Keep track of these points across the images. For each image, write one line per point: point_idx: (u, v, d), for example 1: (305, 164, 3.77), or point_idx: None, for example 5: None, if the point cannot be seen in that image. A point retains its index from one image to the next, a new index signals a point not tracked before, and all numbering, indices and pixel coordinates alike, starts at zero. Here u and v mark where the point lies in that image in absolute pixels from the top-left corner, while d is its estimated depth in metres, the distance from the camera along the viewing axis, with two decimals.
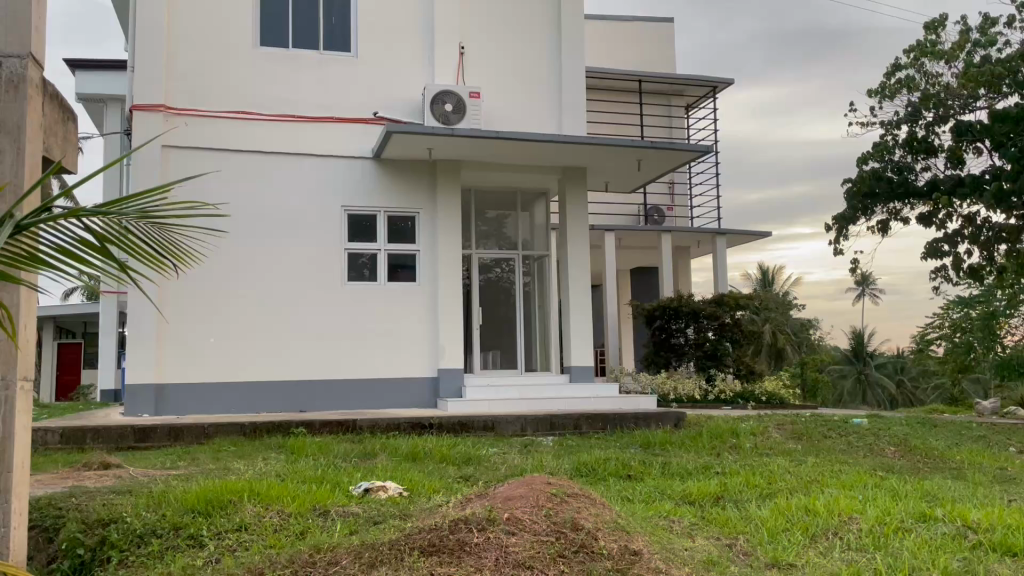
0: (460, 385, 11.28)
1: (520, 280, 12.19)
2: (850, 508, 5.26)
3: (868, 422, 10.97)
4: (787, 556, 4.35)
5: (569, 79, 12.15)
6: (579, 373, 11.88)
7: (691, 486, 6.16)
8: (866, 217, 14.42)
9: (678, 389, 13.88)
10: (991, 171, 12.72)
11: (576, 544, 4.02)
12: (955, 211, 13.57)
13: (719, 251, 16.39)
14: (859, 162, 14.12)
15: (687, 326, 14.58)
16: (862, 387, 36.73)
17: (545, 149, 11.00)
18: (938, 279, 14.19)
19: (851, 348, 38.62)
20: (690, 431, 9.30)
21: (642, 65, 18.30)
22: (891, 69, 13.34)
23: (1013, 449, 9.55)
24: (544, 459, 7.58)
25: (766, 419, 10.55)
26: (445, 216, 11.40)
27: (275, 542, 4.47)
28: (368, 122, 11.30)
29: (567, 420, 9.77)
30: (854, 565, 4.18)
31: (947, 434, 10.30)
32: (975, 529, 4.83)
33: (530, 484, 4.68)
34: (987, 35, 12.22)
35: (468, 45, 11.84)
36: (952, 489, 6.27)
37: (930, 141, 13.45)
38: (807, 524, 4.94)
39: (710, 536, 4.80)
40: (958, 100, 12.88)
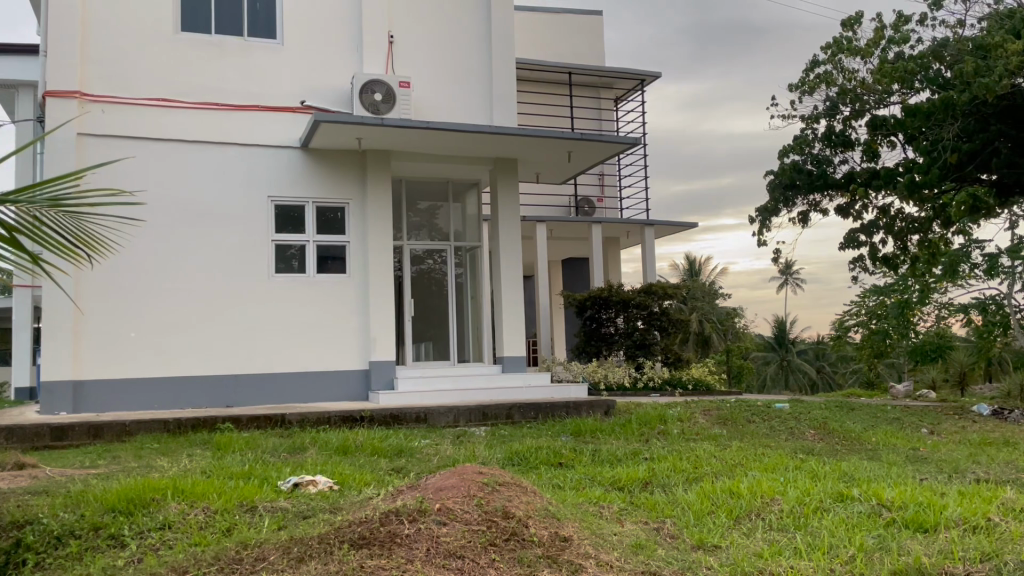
0: (392, 376, 11.19)
1: (452, 271, 12.18)
2: (772, 490, 5.44)
3: (790, 405, 11.32)
4: (712, 538, 4.47)
5: (500, 69, 12.16)
6: (512, 364, 11.90)
7: (621, 472, 6.26)
8: (787, 209, 14.78)
9: (609, 377, 14.17)
10: (904, 164, 13.26)
11: (507, 531, 4.06)
12: (871, 203, 14.08)
13: (648, 242, 16.67)
14: (780, 155, 14.48)
15: (617, 316, 14.75)
16: (785, 373, 38.01)
17: (476, 139, 10.95)
18: (856, 269, 14.70)
19: (773, 336, 39.77)
20: (620, 419, 9.44)
21: (571, 56, 18.43)
22: (810, 65, 13.69)
23: (925, 430, 9.98)
24: (476, 450, 7.60)
25: (693, 405, 10.80)
26: (376, 207, 11.28)
27: (200, 540, 4.37)
28: (295, 111, 11.11)
29: (500, 410, 9.81)
30: (775, 544, 4.33)
31: (863, 416, 10.72)
32: (889, 506, 5.03)
33: (461, 474, 4.69)
34: (900, 33, 12.68)
35: (398, 35, 11.72)
36: (869, 470, 6.52)
37: (847, 135, 13.93)
38: (731, 507, 5.08)
39: (639, 521, 4.89)
40: (873, 96, 13.34)
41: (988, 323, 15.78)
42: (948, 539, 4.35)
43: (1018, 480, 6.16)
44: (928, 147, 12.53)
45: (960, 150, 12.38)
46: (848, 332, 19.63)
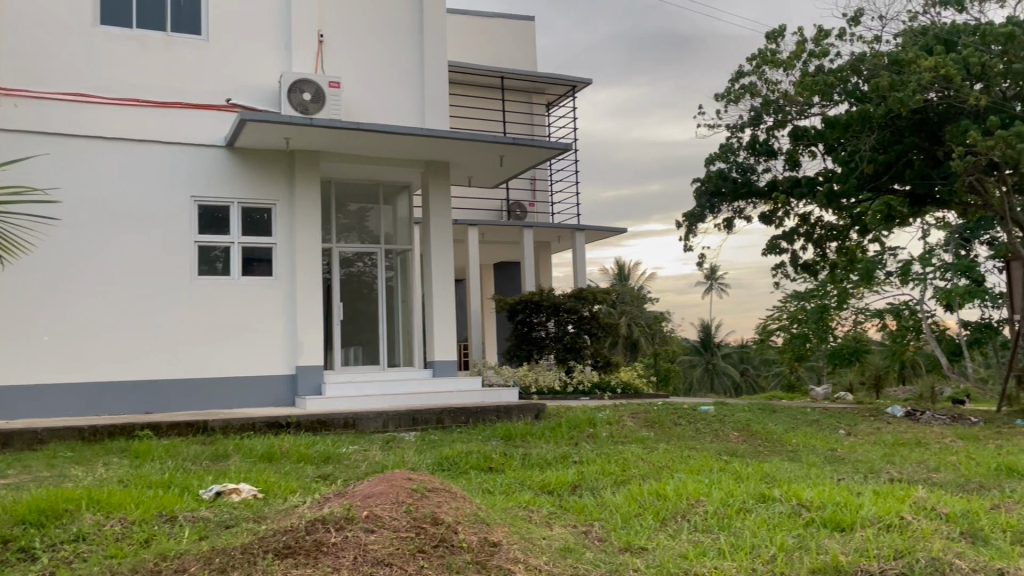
0: (319, 381, 11.00)
1: (383, 275, 12.06)
2: (697, 491, 5.55)
3: (714, 408, 11.55)
4: (638, 541, 4.53)
5: (431, 71, 12.10)
6: (442, 368, 11.85)
7: (551, 476, 6.29)
8: (712, 215, 15.11)
9: (539, 381, 14.20)
10: (824, 174, 13.74)
11: (436, 538, 4.02)
12: (792, 210, 14.52)
13: (578, 246, 16.84)
14: (706, 163, 14.80)
15: (548, 319, 14.83)
16: (710, 375, 38.99)
17: (407, 141, 10.86)
18: (778, 275, 15.13)
19: (699, 339, 40.62)
20: (550, 422, 9.49)
21: (504, 60, 18.49)
22: (735, 75, 14.03)
23: (842, 431, 10.35)
24: (406, 455, 7.52)
25: (622, 409, 10.91)
26: (304, 208, 11.08)
27: (116, 552, 4.20)
28: (220, 109, 10.83)
29: (430, 415, 9.74)
30: (700, 545, 4.42)
31: (784, 418, 11.02)
32: (808, 506, 5.18)
33: (391, 481, 4.63)
34: (820, 46, 13.11)
35: (328, 34, 11.55)
36: (790, 471, 6.71)
37: (770, 144, 14.33)
38: (658, 509, 5.16)
39: (568, 524, 4.92)
40: (794, 107, 13.76)
41: (901, 327, 16.48)
42: (863, 538, 4.50)
43: (929, 479, 6.42)
44: (846, 157, 13.08)
45: (876, 161, 12.91)
46: (770, 336, 20.17)
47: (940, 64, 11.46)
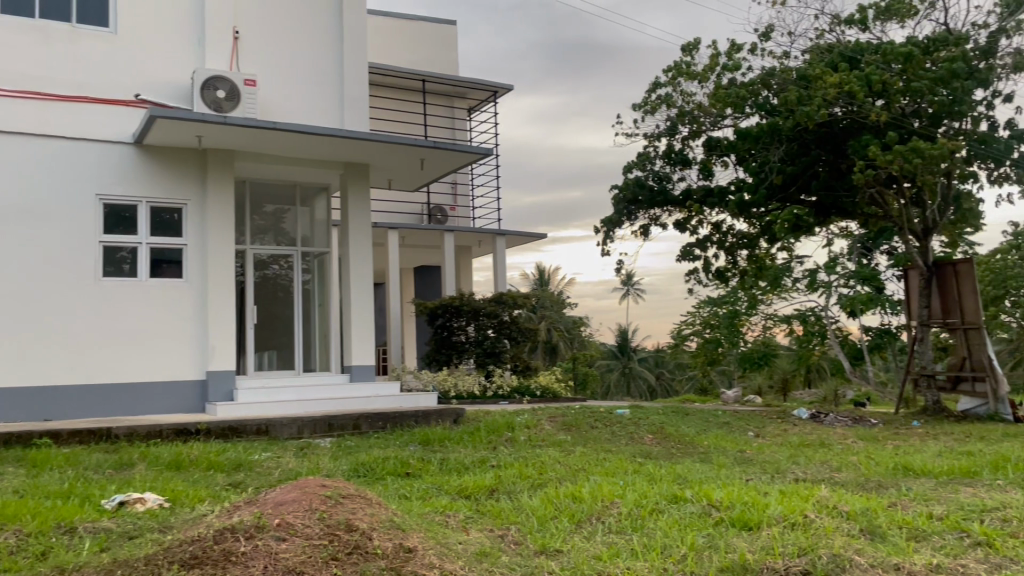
0: (231, 387, 10.69)
1: (299, 278, 11.83)
2: (612, 494, 5.62)
3: (630, 411, 11.75)
4: (554, 543, 4.56)
5: (351, 72, 11.94)
6: (360, 373, 11.71)
7: (468, 481, 6.27)
8: (629, 222, 15.38)
9: (458, 386, 14.11)
10: (735, 183, 14.19)
11: (349, 545, 3.97)
12: (705, 218, 14.91)
13: (499, 251, 16.89)
14: (624, 170, 15.06)
15: (468, 324, 14.83)
16: (627, 379, 39.79)
17: (325, 142, 10.69)
18: (691, 281, 15.49)
19: (617, 343, 41.36)
20: (469, 427, 9.47)
21: (425, 64, 18.44)
22: (652, 86, 14.34)
23: (751, 433, 10.69)
24: (320, 462, 7.39)
25: (539, 412, 10.98)
26: (217, 209, 10.77)
27: (8, 566, 3.98)
28: (128, 105, 10.44)
29: (346, 421, 9.61)
30: (614, 547, 4.49)
31: (696, 421, 11.31)
32: (718, 506, 5.32)
33: (303, 488, 4.54)
34: (732, 60, 13.52)
35: (243, 31, 11.29)
36: (700, 472, 6.88)
37: (685, 153, 14.69)
38: (573, 511, 5.21)
39: (484, 528, 4.92)
40: (708, 118, 14.15)
41: (807, 332, 17.09)
42: (769, 536, 4.65)
43: (831, 479, 6.68)
44: (756, 168, 13.53)
45: (784, 172, 13.41)
46: (684, 341, 20.63)
47: (844, 81, 11.99)
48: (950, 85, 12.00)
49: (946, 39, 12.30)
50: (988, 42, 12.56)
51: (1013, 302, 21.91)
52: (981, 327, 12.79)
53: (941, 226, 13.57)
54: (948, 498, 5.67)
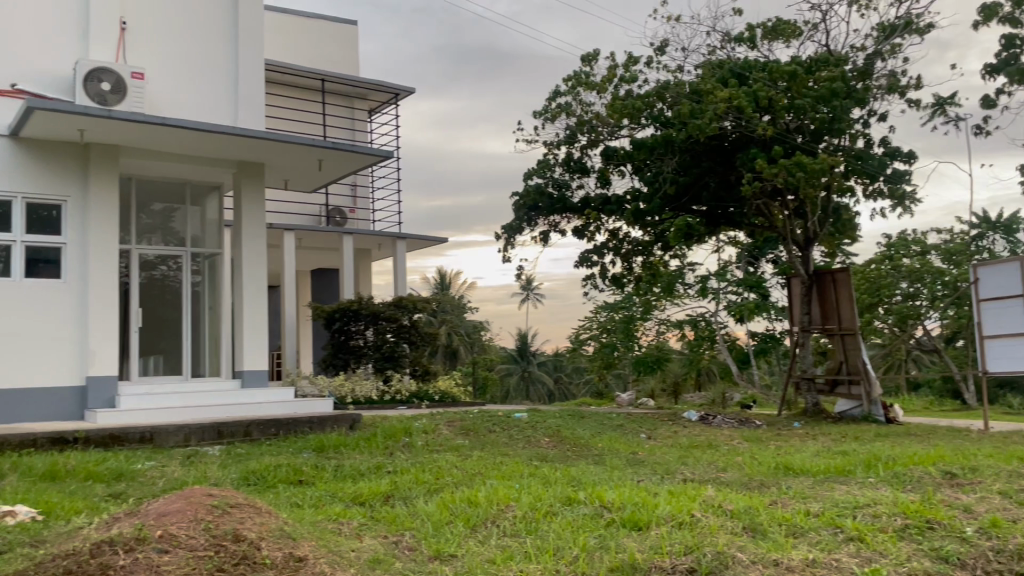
0: (113, 393, 10.18)
1: (188, 280, 11.42)
2: (507, 497, 5.66)
3: (527, 415, 11.86)
4: (448, 548, 4.56)
5: (247, 69, 11.61)
6: (251, 379, 11.32)
7: (362, 487, 6.19)
8: (529, 228, 15.55)
9: (355, 391, 13.88)
10: (631, 192, 14.55)
11: (237, 556, 3.87)
12: (603, 225, 15.22)
13: (400, 255, 16.74)
14: (524, 177, 15.20)
15: (367, 328, 14.61)
16: (526, 383, 40.20)
17: (219, 140, 10.37)
18: (588, 286, 15.78)
19: (516, 347, 41.71)
20: (365, 432, 9.35)
21: (325, 63, 18.13)
22: (552, 94, 14.54)
23: (644, 434, 10.98)
24: (208, 470, 7.15)
25: (438, 416, 10.96)
26: (100, 206, 10.28)
27: None
28: (4, 95, 9.89)
29: (237, 427, 9.33)
30: (507, 550, 4.53)
31: (592, 424, 11.52)
32: (610, 507, 5.44)
33: (188, 498, 4.37)
34: (629, 72, 13.87)
35: (132, 22, 10.82)
36: (594, 474, 7.01)
37: (583, 162, 14.96)
38: (468, 516, 5.22)
39: (378, 535, 4.88)
40: (606, 128, 14.46)
41: (698, 337, 17.68)
42: (658, 535, 4.79)
43: (717, 479, 6.94)
44: (651, 178, 13.95)
45: (677, 183, 13.87)
46: (581, 346, 20.96)
47: (733, 96, 12.49)
48: (830, 104, 12.65)
49: (827, 60, 13.00)
50: (865, 64, 13.34)
51: (886, 309, 23.34)
52: (856, 333, 13.51)
53: (821, 237, 14.29)
54: (824, 495, 5.98)
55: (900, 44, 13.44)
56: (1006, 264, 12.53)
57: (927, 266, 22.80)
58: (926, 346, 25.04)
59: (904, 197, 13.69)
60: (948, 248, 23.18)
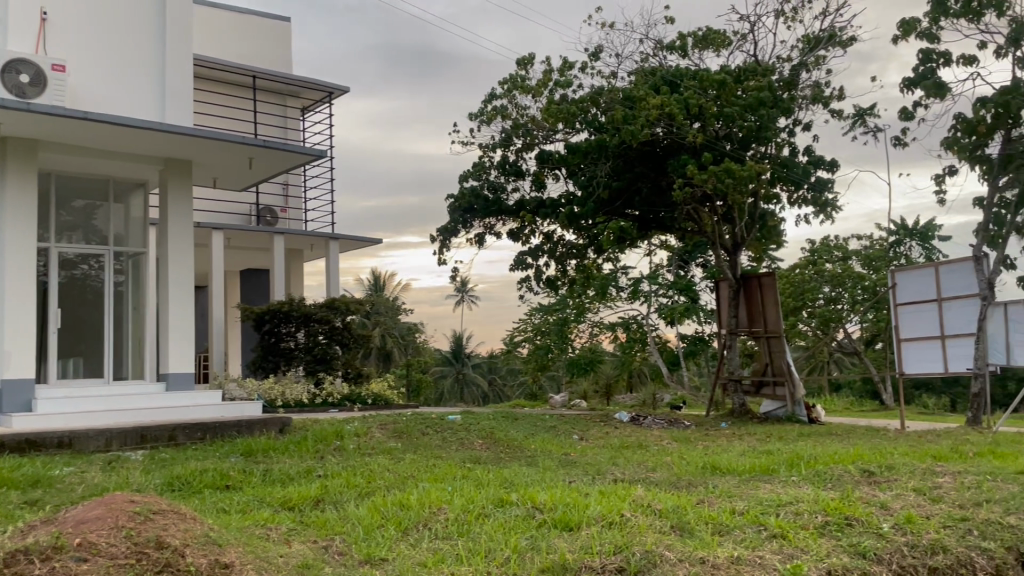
0: (30, 397, 9.77)
1: (111, 279, 11.06)
2: (440, 499, 5.65)
3: (461, 417, 11.84)
4: (379, 552, 4.53)
5: (175, 64, 11.31)
6: (177, 381, 11.08)
7: (292, 491, 6.10)
8: (465, 230, 15.55)
9: (285, 394, 13.61)
10: (566, 196, 14.70)
11: (159, 563, 3.78)
12: (537, 228, 15.32)
13: (332, 255, 16.53)
14: (460, 179, 15.18)
15: (298, 330, 14.41)
16: (460, 385, 40.13)
17: (145, 136, 10.08)
18: (524, 289, 15.85)
19: (451, 349, 41.57)
20: (295, 436, 9.21)
21: (256, 59, 17.78)
22: (487, 97, 14.57)
23: (576, 435, 11.09)
24: (131, 476, 6.93)
25: (370, 419, 10.86)
26: (18, 202, 9.88)
27: None
28: None
29: (161, 431, 9.08)
30: (438, 552, 4.52)
31: (525, 426, 11.57)
32: (541, 508, 5.48)
33: (109, 505, 4.23)
34: (564, 77, 13.99)
35: (53, 13, 10.47)
36: (527, 475, 7.05)
37: (519, 165, 15.03)
38: (400, 519, 5.19)
39: (307, 540, 4.81)
40: (541, 132, 14.56)
41: (630, 339, 17.92)
42: (589, 535, 4.85)
43: (647, 478, 7.06)
44: (585, 183, 14.12)
45: (610, 187, 14.07)
46: (516, 348, 21.04)
47: (665, 103, 12.72)
48: (757, 112, 12.97)
49: (754, 70, 13.36)
50: (791, 75, 13.75)
51: (810, 312, 24.10)
52: (781, 335, 13.89)
53: (748, 242, 14.68)
54: (749, 494, 6.14)
55: (824, 56, 13.90)
56: (923, 269, 13.02)
57: (848, 271, 23.64)
58: (847, 348, 25.95)
59: (826, 204, 14.16)
60: (868, 254, 24.05)
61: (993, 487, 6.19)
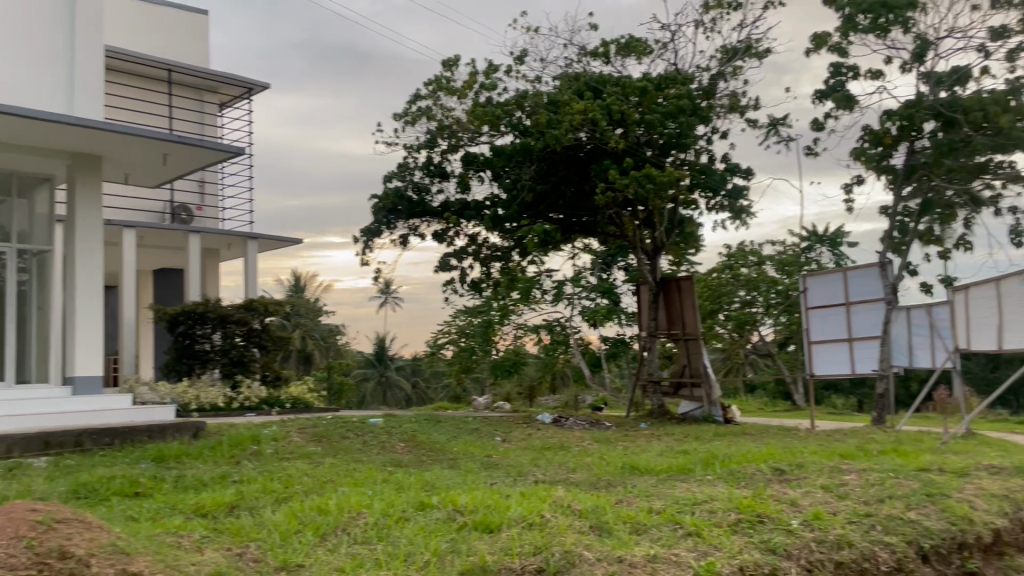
0: None
1: (13, 277, 10.55)
2: (359, 504, 5.59)
3: (382, 420, 11.71)
4: (296, 558, 4.45)
5: (85, 54, 10.86)
6: (84, 385, 10.63)
7: (205, 498, 5.93)
8: (388, 231, 15.41)
9: (200, 398, 13.20)
10: (490, 199, 14.73)
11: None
12: (462, 230, 15.31)
13: (250, 255, 16.16)
14: (384, 180, 15.05)
15: (214, 331, 14.04)
16: (383, 388, 39.73)
17: (52, 129, 9.66)
18: (448, 291, 15.81)
19: (374, 352, 41.12)
20: (210, 441, 8.96)
21: (172, 53, 17.25)
22: (412, 97, 14.48)
23: (498, 438, 11.11)
24: (32, 484, 6.61)
25: (288, 423, 10.64)
26: None
27: None
28: None
29: (67, 437, 8.70)
30: (357, 558, 4.46)
31: (447, 428, 11.54)
32: (462, 511, 5.47)
33: (9, 514, 4.06)
34: (489, 79, 14.02)
35: None
36: (448, 478, 7.02)
37: (443, 167, 14.99)
38: (318, 524, 5.10)
39: (221, 547, 4.69)
40: (466, 134, 14.56)
41: (553, 341, 18.05)
42: (508, 537, 4.87)
43: (567, 479, 7.12)
44: (510, 185, 14.20)
45: (534, 190, 14.18)
46: (440, 350, 20.96)
47: (588, 109, 12.90)
48: (677, 120, 13.26)
49: (674, 78, 13.67)
50: (709, 84, 14.13)
51: (725, 315, 24.77)
52: (699, 338, 14.24)
53: (668, 246, 14.99)
54: (665, 493, 6.26)
55: (741, 67, 14.31)
56: (831, 274, 13.52)
57: (762, 276, 24.37)
58: (761, 350, 26.76)
59: (742, 211, 14.59)
60: (781, 259, 24.87)
61: (894, 483, 6.48)
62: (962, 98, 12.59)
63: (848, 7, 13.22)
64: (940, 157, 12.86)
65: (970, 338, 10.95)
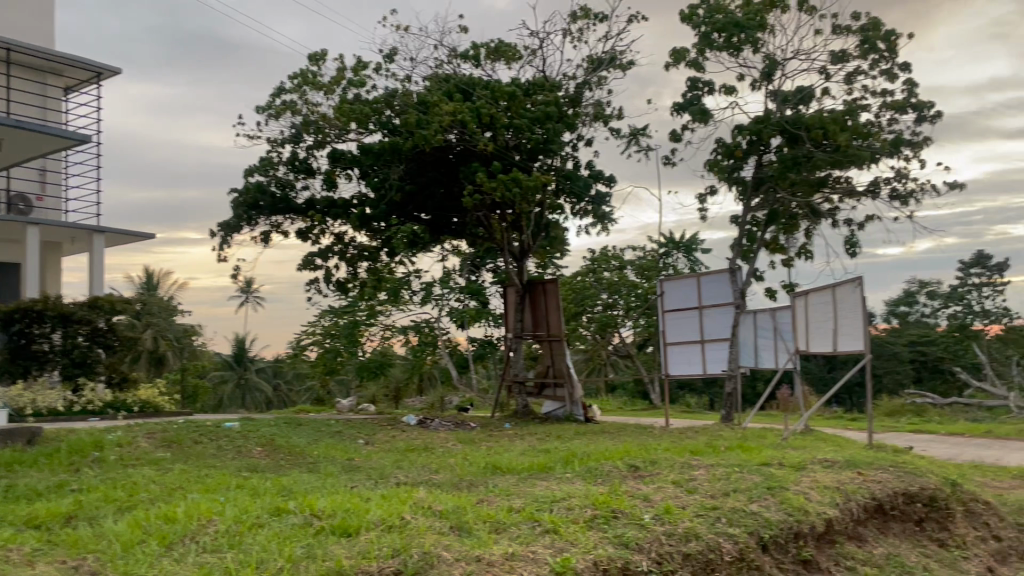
0: None
1: None
2: (209, 511, 5.36)
3: (239, 424, 11.28)
4: (138, 569, 4.22)
5: None
6: None
7: (39, 508, 5.53)
8: (249, 227, 14.89)
9: (37, 402, 12.27)
10: (357, 197, 14.50)
11: None
12: (328, 229, 15.01)
13: (96, 250, 15.20)
14: (245, 174, 14.53)
15: (54, 331, 13.10)
16: (242, 391, 38.28)
17: None
18: (312, 290, 15.45)
19: (233, 353, 39.55)
20: (46, 448, 8.36)
21: (11, 30, 15.98)
22: (276, 90, 14.07)
23: (361, 440, 10.96)
24: None
25: (136, 428, 10.08)
26: None
27: None
28: None
29: None
30: (205, 566, 4.29)
31: (307, 431, 11.28)
32: (318, 515, 5.36)
33: None
34: (358, 76, 13.81)
35: None
36: (306, 482, 6.86)
37: (309, 163, 14.64)
38: (164, 533, 4.86)
39: (54, 560, 4.39)
40: (333, 130, 14.28)
41: (421, 342, 17.96)
42: (367, 540, 4.80)
43: (429, 481, 7.10)
44: (378, 184, 14.03)
45: (403, 190, 14.08)
46: (304, 351, 20.44)
47: (457, 111, 12.94)
48: (544, 125, 13.49)
49: (542, 85, 13.93)
50: (575, 92, 14.49)
51: (589, 317, 25.45)
52: (563, 339, 14.56)
53: (534, 249, 15.22)
54: (525, 492, 6.36)
55: (606, 77, 14.75)
56: (686, 279, 14.14)
57: (623, 280, 25.18)
58: (622, 352, 27.67)
59: (604, 216, 15.03)
60: (642, 264, 25.80)
61: (739, 477, 6.86)
62: (805, 117, 13.46)
63: (704, 25, 13.88)
64: (784, 171, 13.56)
65: (809, 341, 11.72)
